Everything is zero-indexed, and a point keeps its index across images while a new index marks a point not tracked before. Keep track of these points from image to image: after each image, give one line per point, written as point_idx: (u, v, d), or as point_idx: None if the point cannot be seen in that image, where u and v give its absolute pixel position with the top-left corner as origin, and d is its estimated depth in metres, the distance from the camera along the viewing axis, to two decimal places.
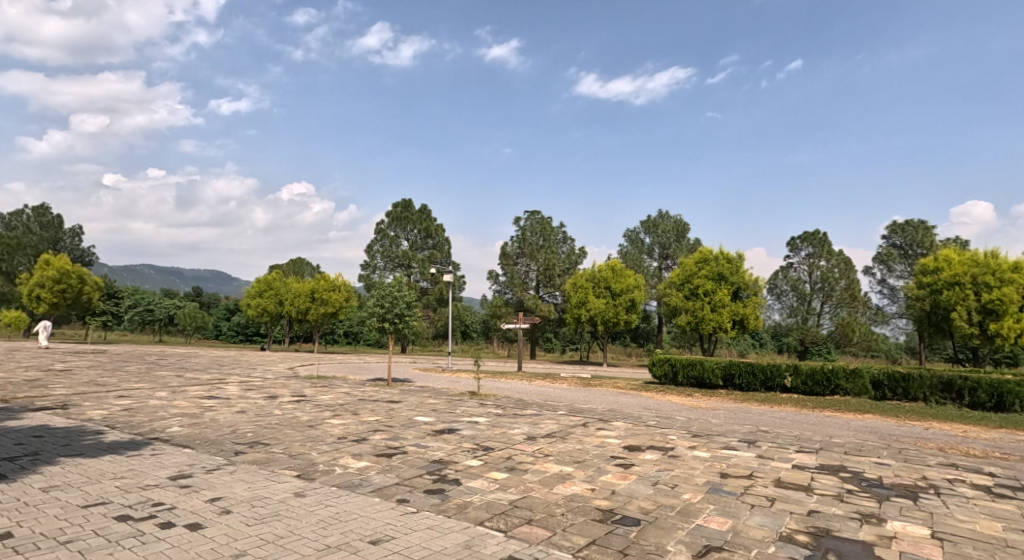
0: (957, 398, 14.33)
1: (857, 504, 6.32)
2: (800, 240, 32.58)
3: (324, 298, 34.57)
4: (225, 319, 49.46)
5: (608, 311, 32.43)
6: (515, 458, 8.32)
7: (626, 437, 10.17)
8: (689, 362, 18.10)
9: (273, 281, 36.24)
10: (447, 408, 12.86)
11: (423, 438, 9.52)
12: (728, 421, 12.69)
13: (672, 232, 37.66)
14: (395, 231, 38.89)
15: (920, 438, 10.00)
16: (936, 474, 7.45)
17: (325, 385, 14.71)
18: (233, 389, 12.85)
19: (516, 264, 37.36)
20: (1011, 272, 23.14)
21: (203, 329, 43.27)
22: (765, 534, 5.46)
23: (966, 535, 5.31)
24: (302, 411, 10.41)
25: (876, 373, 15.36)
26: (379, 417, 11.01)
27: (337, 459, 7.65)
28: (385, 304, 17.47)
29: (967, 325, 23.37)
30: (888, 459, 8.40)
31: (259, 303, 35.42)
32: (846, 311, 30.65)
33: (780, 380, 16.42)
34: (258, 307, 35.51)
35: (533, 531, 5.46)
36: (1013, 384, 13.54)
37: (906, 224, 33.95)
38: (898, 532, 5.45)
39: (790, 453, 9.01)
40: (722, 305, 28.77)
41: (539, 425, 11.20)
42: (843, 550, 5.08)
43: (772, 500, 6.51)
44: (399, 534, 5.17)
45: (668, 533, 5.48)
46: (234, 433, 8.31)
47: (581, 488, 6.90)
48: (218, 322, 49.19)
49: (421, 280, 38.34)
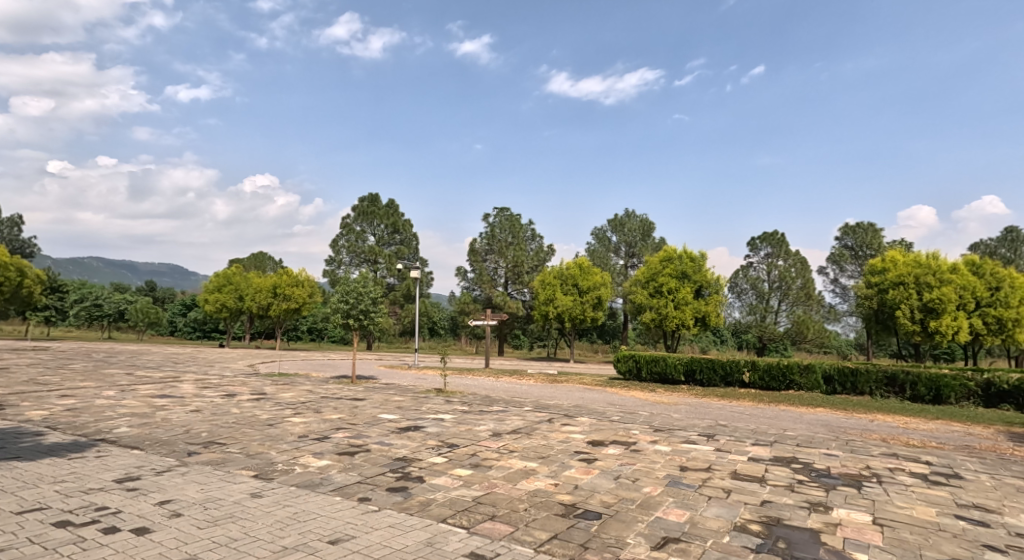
0: (899, 392, 14.98)
1: (806, 494, 6.56)
2: (759, 240, 33.46)
3: (287, 294, 33.88)
4: (180, 315, 47.88)
5: (575, 308, 32.74)
6: (480, 454, 8.35)
7: (590, 432, 10.30)
8: (653, 358, 18.37)
9: (232, 275, 35.18)
10: (413, 406, 12.79)
11: (387, 435, 9.44)
12: (689, 415, 12.99)
13: (638, 231, 38.19)
14: (361, 225, 38.41)
15: (865, 430, 10.45)
16: (878, 464, 7.80)
17: (288, 382, 14.42)
18: (187, 388, 12.42)
19: (485, 260, 37.31)
20: (951, 273, 24.41)
21: (156, 325, 41.73)
22: (720, 525, 5.62)
23: (904, 521, 5.57)
24: (261, 410, 10.16)
25: (827, 369, 15.93)
26: (342, 415, 10.83)
27: (296, 458, 7.52)
28: (350, 300, 17.25)
29: (910, 323, 24.46)
30: (836, 451, 8.73)
31: (217, 298, 34.18)
32: (802, 309, 31.60)
33: (738, 375, 16.88)
34: (216, 303, 34.36)
35: (495, 527, 5.49)
36: (948, 378, 14.35)
37: (857, 226, 35.20)
38: (842, 520, 5.69)
39: (746, 446, 9.30)
40: (685, 303, 29.38)
41: (504, 421, 11.23)
42: (792, 538, 5.27)
43: (727, 491, 6.70)
44: (360, 533, 5.13)
45: (629, 526, 5.58)
46: (188, 433, 8.08)
47: (544, 483, 6.98)
48: (173, 319, 47.64)
49: (388, 276, 38.00)
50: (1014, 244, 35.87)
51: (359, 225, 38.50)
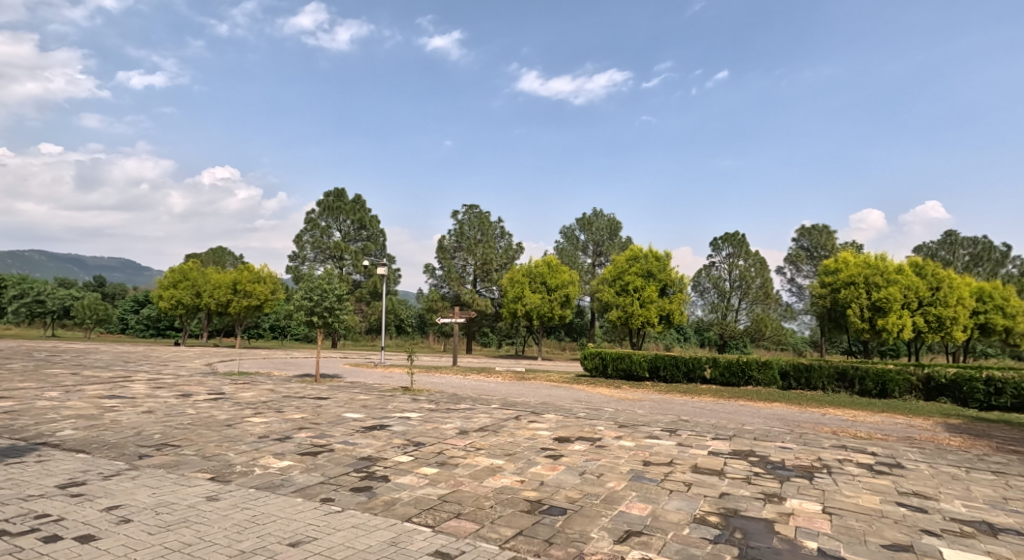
0: (849, 386, 15.58)
1: (762, 485, 6.77)
2: (721, 240, 34.19)
3: (248, 290, 33.21)
4: (132, 312, 46.23)
5: (543, 306, 32.87)
6: (447, 453, 8.33)
7: (557, 429, 10.40)
8: (619, 356, 18.60)
9: (189, 271, 34.07)
10: (378, 404, 12.67)
11: (351, 435, 9.34)
12: (653, 411, 13.24)
13: (605, 230, 38.62)
14: (327, 221, 37.76)
15: (818, 423, 10.85)
16: (829, 455, 8.12)
17: (249, 381, 14.10)
18: (138, 388, 12.00)
19: (453, 257, 37.19)
20: (898, 274, 25.50)
21: (104, 321, 40.20)
22: (680, 517, 5.76)
23: (851, 509, 5.81)
24: (219, 410, 9.91)
25: (783, 364, 16.42)
26: (305, 415, 10.66)
27: (256, 459, 7.38)
28: (314, 296, 16.94)
29: (860, 321, 25.48)
30: (790, 444, 9.03)
31: (173, 294, 32.96)
32: (760, 308, 32.56)
33: (700, 371, 17.27)
34: (172, 299, 33.19)
35: (461, 525, 5.50)
36: (893, 372, 15.00)
37: (813, 227, 36.29)
38: (795, 509, 5.89)
39: (706, 441, 9.54)
40: (650, 301, 29.85)
41: (471, 419, 11.23)
42: (748, 528, 5.43)
43: (688, 484, 6.87)
44: (322, 534, 5.08)
45: (593, 521, 5.66)
46: (139, 435, 7.82)
47: (511, 480, 7.02)
48: (124, 316, 45.94)
49: (354, 273, 37.49)
50: (953, 247, 37.49)
51: (325, 220, 37.81)
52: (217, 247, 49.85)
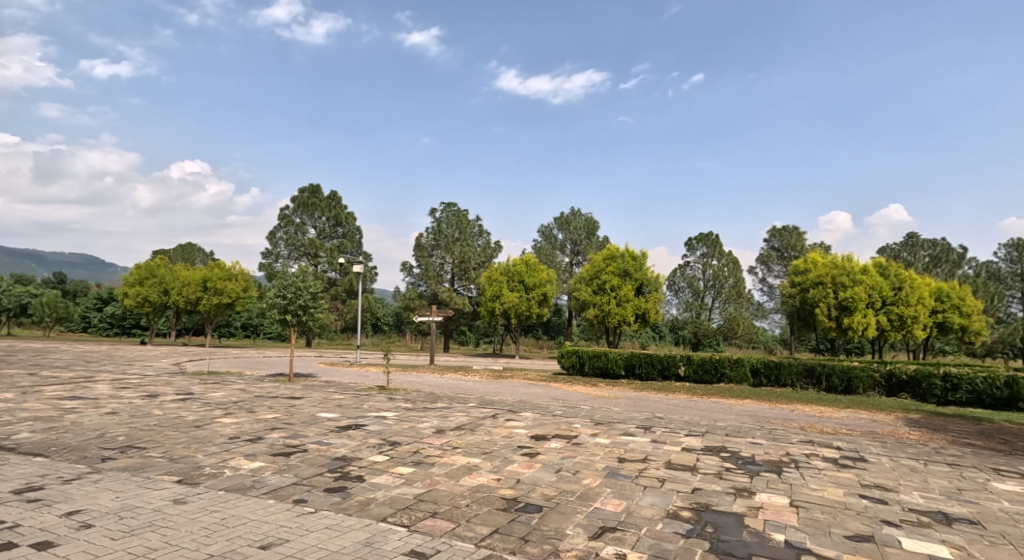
0: (817, 383, 15.95)
1: (733, 480, 6.90)
2: (696, 240, 34.65)
3: (218, 288, 32.58)
4: (94, 310, 45.00)
5: (521, 305, 32.93)
6: (423, 452, 8.29)
7: (533, 427, 10.43)
8: (595, 354, 18.71)
9: (156, 268, 33.22)
10: (353, 404, 12.56)
11: (326, 434, 9.23)
12: (628, 408, 13.39)
13: (583, 229, 38.83)
14: (302, 217, 37.18)
15: (786, 419, 11.09)
16: (797, 450, 8.30)
17: (219, 381, 13.83)
18: (102, 389, 11.67)
19: (431, 256, 36.99)
20: (864, 274, 26.22)
21: (64, 319, 39.06)
22: (654, 513, 5.83)
23: (817, 501, 5.96)
24: (187, 411, 9.70)
25: (754, 362, 16.75)
26: (278, 415, 10.50)
27: (227, 460, 7.25)
28: (287, 295, 16.68)
29: (827, 320, 26.14)
30: (760, 439, 9.22)
31: (138, 291, 31.99)
32: (733, 307, 33.13)
33: (674, 369, 17.50)
34: (137, 297, 32.20)
35: (437, 524, 5.48)
36: (858, 369, 15.41)
37: (784, 228, 37.00)
38: (764, 503, 6.01)
39: (679, 437, 9.67)
40: (626, 300, 30.12)
41: (447, 418, 11.20)
42: (719, 522, 5.52)
43: (662, 480, 6.96)
44: (295, 536, 5.02)
45: (568, 518, 5.69)
46: (102, 437, 7.62)
47: (487, 478, 7.02)
48: (86, 314, 44.70)
49: (329, 271, 37.00)
50: (914, 249, 38.73)
51: (299, 216, 37.22)
52: (185, 243, 48.76)
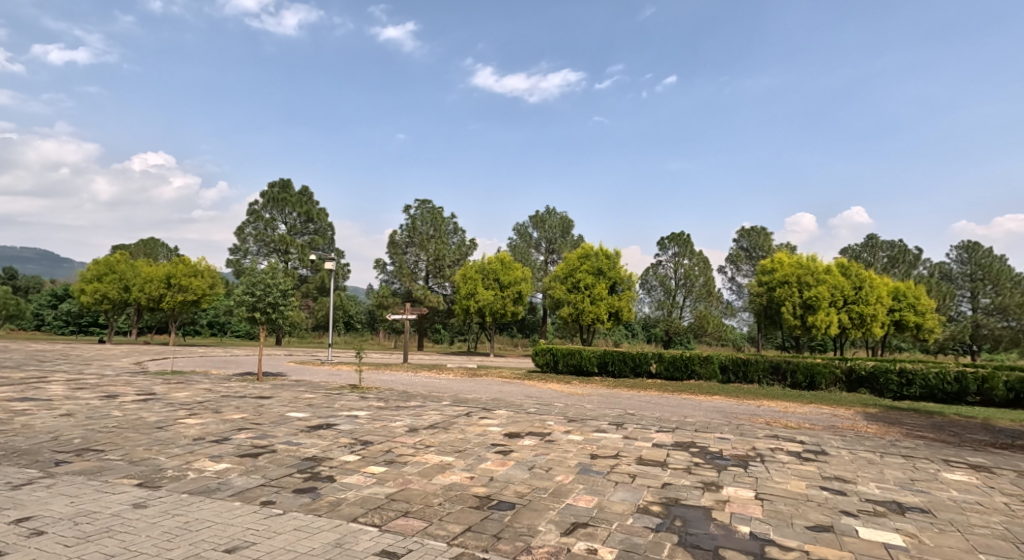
0: (782, 379, 16.32)
1: (701, 474, 7.01)
2: (668, 240, 35.10)
3: (183, 285, 31.63)
4: (48, 308, 43.54)
5: (496, 303, 32.94)
6: (395, 451, 8.22)
7: (507, 425, 10.43)
8: (569, 351, 18.80)
9: (115, 263, 32.31)
10: (324, 403, 12.40)
11: (295, 434, 9.08)
12: (600, 405, 13.50)
13: (558, 228, 38.97)
14: (271, 213, 36.47)
15: (753, 414, 11.33)
16: (763, 444, 8.48)
17: (184, 381, 13.47)
18: (57, 390, 11.24)
19: (405, 253, 36.65)
20: (827, 273, 26.97)
21: (15, 316, 37.71)
22: (625, 508, 5.88)
23: (781, 494, 6.10)
24: (148, 412, 9.42)
25: (723, 359, 17.06)
26: (245, 415, 10.28)
27: (191, 463, 7.07)
28: (256, 292, 16.34)
29: (793, 318, 26.82)
30: (728, 434, 9.39)
31: (96, 288, 31.05)
32: (703, 305, 33.73)
33: (646, 366, 17.71)
34: (95, 294, 31.25)
35: (409, 523, 5.44)
36: (821, 365, 15.83)
37: (752, 228, 37.76)
38: (731, 496, 6.13)
39: (650, 433, 9.80)
40: (600, 298, 30.35)
41: (420, 416, 11.12)
42: (688, 516, 5.60)
43: (633, 476, 7.04)
44: (262, 538, 4.92)
45: (541, 514, 5.71)
46: (56, 441, 7.34)
47: (460, 476, 7.00)
48: (39, 311, 43.23)
49: (300, 268, 36.40)
50: (874, 250, 40.00)
51: (269, 212, 36.52)
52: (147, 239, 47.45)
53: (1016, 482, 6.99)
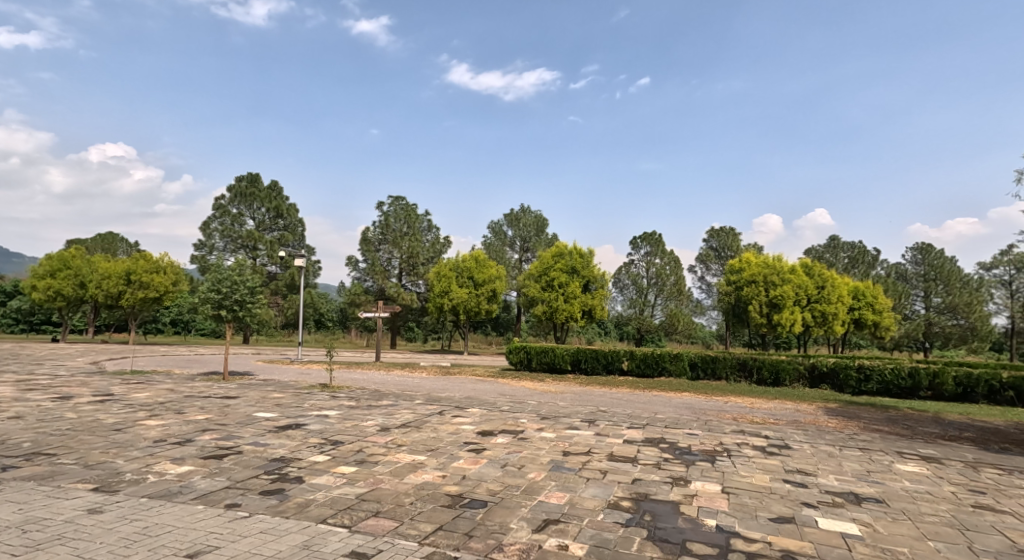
0: (749, 376, 16.65)
1: (670, 469, 7.09)
2: (640, 239, 35.47)
3: (143, 281, 30.36)
4: None
5: (470, 301, 32.84)
6: (366, 450, 8.10)
7: (480, 423, 10.39)
8: (543, 349, 18.82)
9: (70, 259, 31.29)
10: (293, 403, 12.17)
11: (262, 435, 8.88)
12: (573, 403, 13.55)
13: (533, 227, 38.99)
14: (239, 208, 35.64)
15: (721, 410, 11.52)
16: (730, 439, 8.62)
17: (145, 381, 13.04)
18: (7, 392, 10.76)
19: (377, 250, 36.23)
20: (792, 273, 27.64)
21: None
22: (596, 504, 5.90)
23: (747, 487, 6.20)
24: (106, 413, 9.09)
25: (693, 356, 17.30)
26: (210, 416, 10.00)
27: (151, 466, 6.84)
28: (222, 289, 15.92)
29: (759, 316, 27.39)
30: (696, 430, 9.53)
31: (49, 284, 30.03)
32: (674, 304, 34.17)
33: (618, 363, 17.86)
34: (48, 290, 30.18)
35: (379, 523, 5.35)
36: (786, 362, 16.19)
37: (722, 229, 38.42)
38: (699, 491, 6.20)
39: (622, 429, 9.87)
40: (573, 296, 30.52)
41: (392, 415, 10.99)
42: (657, 511, 5.65)
43: (605, 472, 7.07)
44: (227, 542, 4.79)
45: (512, 512, 5.68)
46: (4, 445, 7.02)
47: (432, 475, 6.93)
48: None
49: (269, 264, 35.74)
50: (835, 250, 41.20)
51: (236, 207, 35.70)
52: (106, 233, 45.94)
53: (964, 472, 7.26)
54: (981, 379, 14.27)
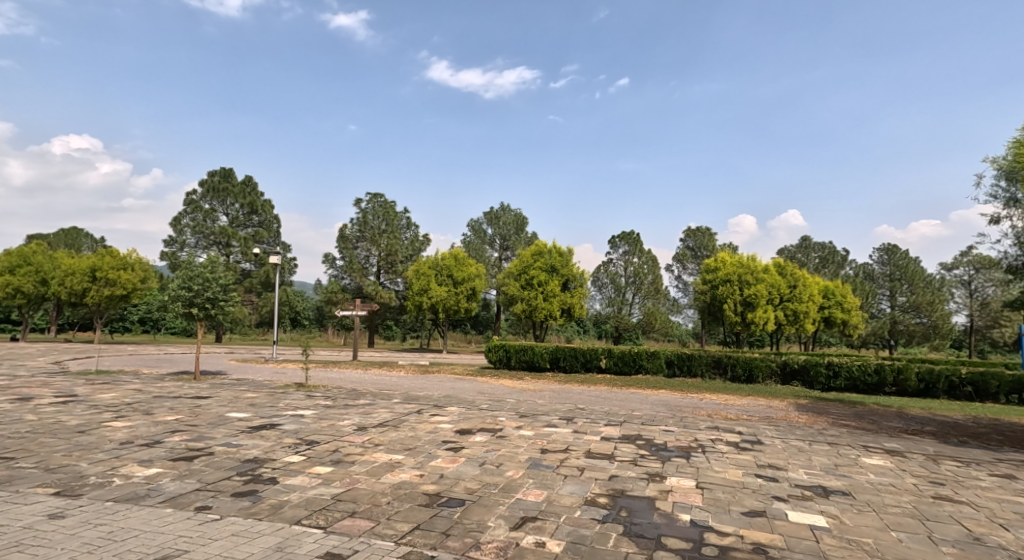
0: (723, 373, 16.86)
1: (647, 466, 7.14)
2: (618, 238, 35.69)
3: (110, 278, 29.55)
4: None
5: (449, 299, 32.70)
6: (342, 450, 7.98)
7: (458, 421, 10.33)
8: (522, 348, 18.81)
9: (31, 255, 30.45)
10: (268, 402, 11.95)
11: (235, 435, 8.70)
12: (552, 400, 13.58)
13: (512, 225, 38.93)
14: (211, 204, 34.90)
15: (697, 407, 11.65)
16: (705, 435, 8.71)
17: (112, 381, 12.68)
18: None
19: (355, 247, 35.81)
20: (766, 272, 28.11)
21: None
22: (573, 501, 5.90)
23: (721, 482, 6.26)
24: (69, 415, 8.81)
25: (669, 354, 17.47)
26: (179, 416, 9.77)
27: (117, 468, 6.64)
28: (194, 286, 15.56)
29: (734, 315, 27.77)
30: (672, 426, 9.61)
31: (9, 280, 29.09)
32: (651, 302, 34.44)
33: (596, 361, 17.95)
34: (8, 287, 29.23)
35: (355, 523, 5.27)
36: (759, 359, 16.44)
37: (698, 229, 38.87)
38: (674, 486, 6.25)
39: (599, 427, 9.91)
40: (552, 295, 30.59)
41: (370, 415, 10.87)
42: (633, 507, 5.66)
43: (582, 469, 7.08)
44: (196, 546, 4.66)
45: (490, 510, 5.65)
46: None
47: (409, 474, 6.86)
48: None
49: (242, 261, 35.13)
50: (807, 250, 41.99)
51: (209, 202, 34.98)
52: (69, 228, 44.67)
53: (925, 464, 7.45)
54: (943, 375, 14.72)
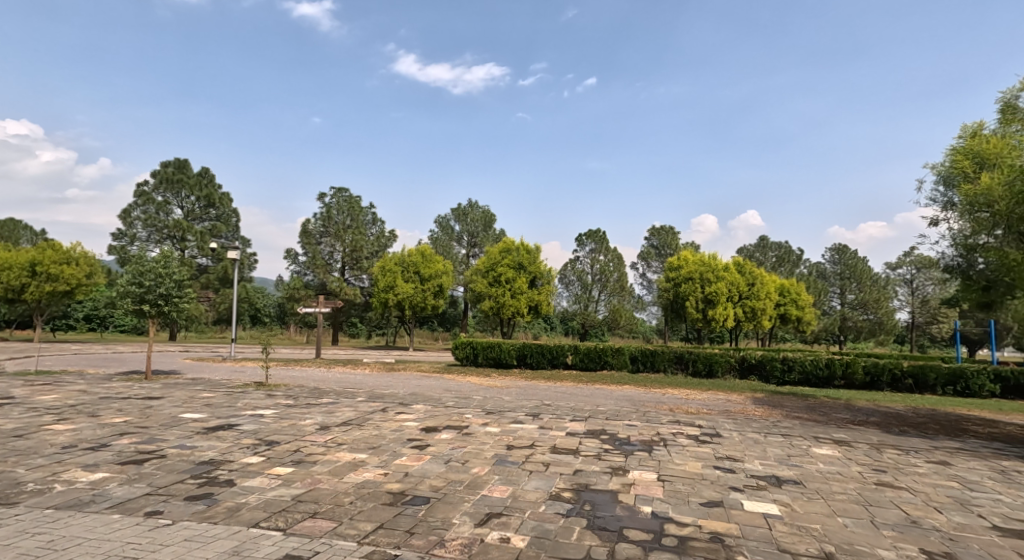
0: (685, 368, 17.16)
1: (611, 460, 7.17)
2: (585, 236, 35.97)
3: (52, 273, 28.18)
4: None
5: (416, 296, 32.33)
6: (303, 450, 7.76)
7: (423, 419, 10.19)
8: (489, 345, 18.72)
9: None
10: (225, 403, 11.55)
11: (189, 437, 8.36)
12: (517, 397, 13.55)
13: (479, 221, 38.77)
14: (164, 195, 33.63)
15: (660, 402, 11.80)
16: (667, 429, 8.81)
17: (55, 382, 12.05)
18: None
19: (319, 243, 35.04)
20: (726, 271, 28.75)
21: None
22: (538, 496, 5.87)
23: (683, 474, 6.33)
24: (6, 418, 8.30)
25: (633, 350, 17.68)
26: (128, 418, 9.34)
27: (60, 474, 6.29)
28: (146, 282, 14.93)
29: (696, 312, 28.32)
30: (636, 421, 9.70)
31: None
32: (617, 299, 34.82)
33: (563, 358, 18.04)
34: None
35: (316, 524, 5.11)
36: (720, 355, 16.79)
37: (662, 228, 39.49)
38: (637, 479, 6.28)
39: (565, 422, 9.92)
40: (520, 292, 30.59)
41: (332, 413, 10.63)
42: (597, 500, 5.66)
43: (547, 464, 7.06)
44: (145, 552, 4.43)
45: (454, 507, 5.57)
46: None
47: (373, 473, 6.71)
48: None
49: (198, 256, 33.99)
50: (765, 249, 43.04)
51: (162, 194, 33.67)
52: (6, 220, 42.35)
53: (871, 453, 7.71)
54: (887, 368, 15.32)
